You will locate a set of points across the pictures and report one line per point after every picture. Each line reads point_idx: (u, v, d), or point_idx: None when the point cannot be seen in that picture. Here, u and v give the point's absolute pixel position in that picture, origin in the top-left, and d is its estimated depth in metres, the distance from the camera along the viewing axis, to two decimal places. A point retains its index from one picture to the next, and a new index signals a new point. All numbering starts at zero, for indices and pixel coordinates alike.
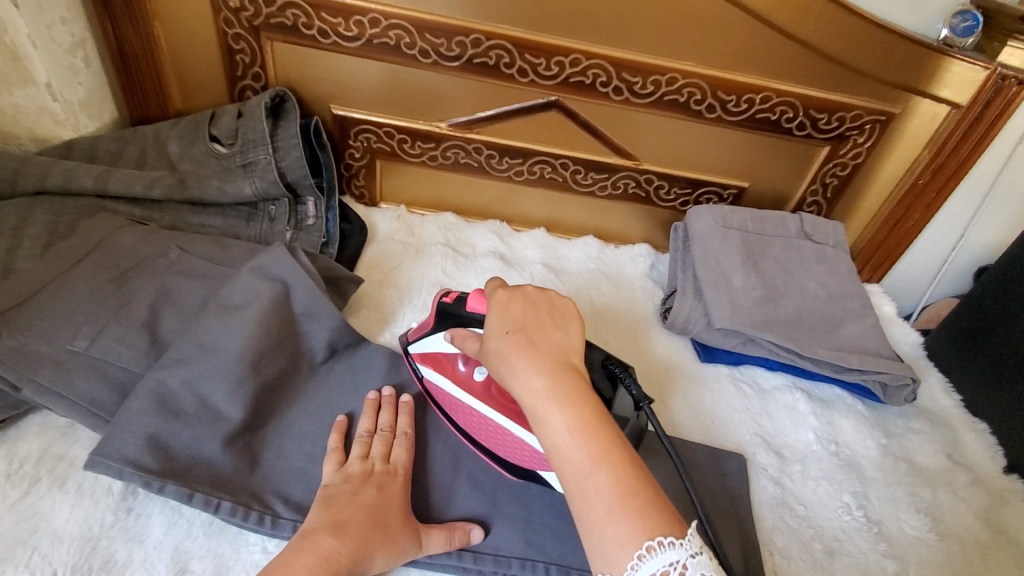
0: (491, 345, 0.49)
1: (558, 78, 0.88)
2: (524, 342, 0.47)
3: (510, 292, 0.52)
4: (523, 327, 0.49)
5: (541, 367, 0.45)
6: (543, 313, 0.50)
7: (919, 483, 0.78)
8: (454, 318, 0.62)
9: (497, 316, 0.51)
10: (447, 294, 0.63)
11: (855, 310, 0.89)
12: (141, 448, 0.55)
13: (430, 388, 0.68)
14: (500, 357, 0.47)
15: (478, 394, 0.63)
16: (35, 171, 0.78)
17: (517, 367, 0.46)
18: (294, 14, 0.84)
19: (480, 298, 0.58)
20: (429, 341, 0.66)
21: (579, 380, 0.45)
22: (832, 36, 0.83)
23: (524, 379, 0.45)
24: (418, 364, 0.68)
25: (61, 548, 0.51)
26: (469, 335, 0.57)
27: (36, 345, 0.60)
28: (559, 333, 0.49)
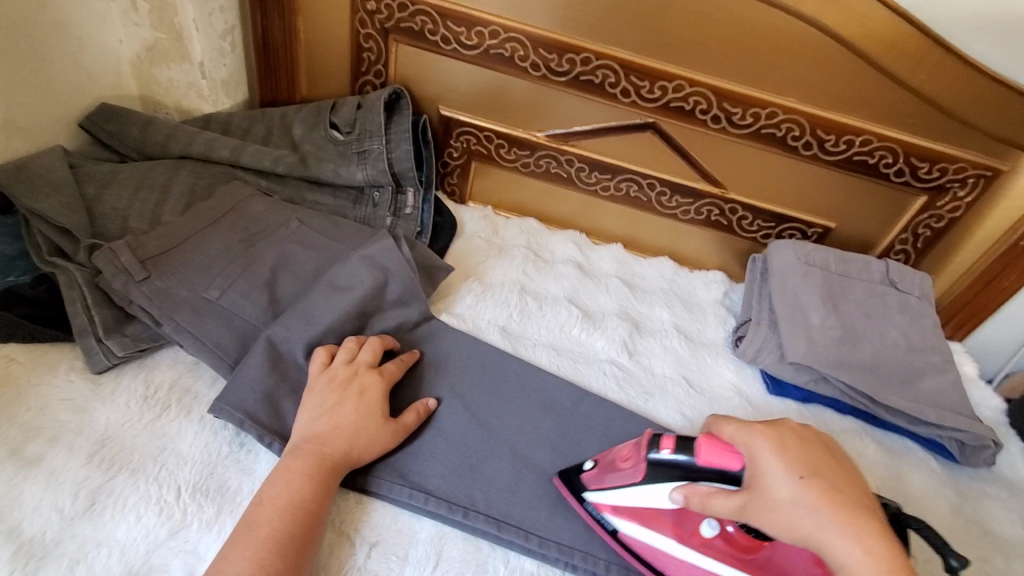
0: (776, 491, 0.50)
1: (659, 101, 0.91)
2: (830, 491, 0.50)
3: (779, 430, 0.54)
4: (816, 472, 0.51)
5: (872, 528, 0.48)
6: (818, 452, 0.53)
7: (990, 549, 0.75)
8: (678, 470, 0.56)
9: (777, 455, 0.51)
10: (660, 440, 0.58)
11: (935, 364, 0.87)
12: (258, 401, 0.62)
13: (628, 543, 0.61)
14: (807, 510, 0.49)
15: (706, 549, 0.59)
16: (185, 139, 0.89)
17: (837, 528, 0.48)
18: (422, 21, 0.92)
19: (715, 450, 0.53)
20: (635, 496, 0.59)
21: (893, 539, 0.48)
22: (943, 86, 0.84)
23: (852, 541, 0.47)
24: (607, 514, 0.62)
25: (184, 468, 0.59)
26: (717, 489, 0.53)
27: (179, 289, 0.68)
28: (842, 474, 0.53)
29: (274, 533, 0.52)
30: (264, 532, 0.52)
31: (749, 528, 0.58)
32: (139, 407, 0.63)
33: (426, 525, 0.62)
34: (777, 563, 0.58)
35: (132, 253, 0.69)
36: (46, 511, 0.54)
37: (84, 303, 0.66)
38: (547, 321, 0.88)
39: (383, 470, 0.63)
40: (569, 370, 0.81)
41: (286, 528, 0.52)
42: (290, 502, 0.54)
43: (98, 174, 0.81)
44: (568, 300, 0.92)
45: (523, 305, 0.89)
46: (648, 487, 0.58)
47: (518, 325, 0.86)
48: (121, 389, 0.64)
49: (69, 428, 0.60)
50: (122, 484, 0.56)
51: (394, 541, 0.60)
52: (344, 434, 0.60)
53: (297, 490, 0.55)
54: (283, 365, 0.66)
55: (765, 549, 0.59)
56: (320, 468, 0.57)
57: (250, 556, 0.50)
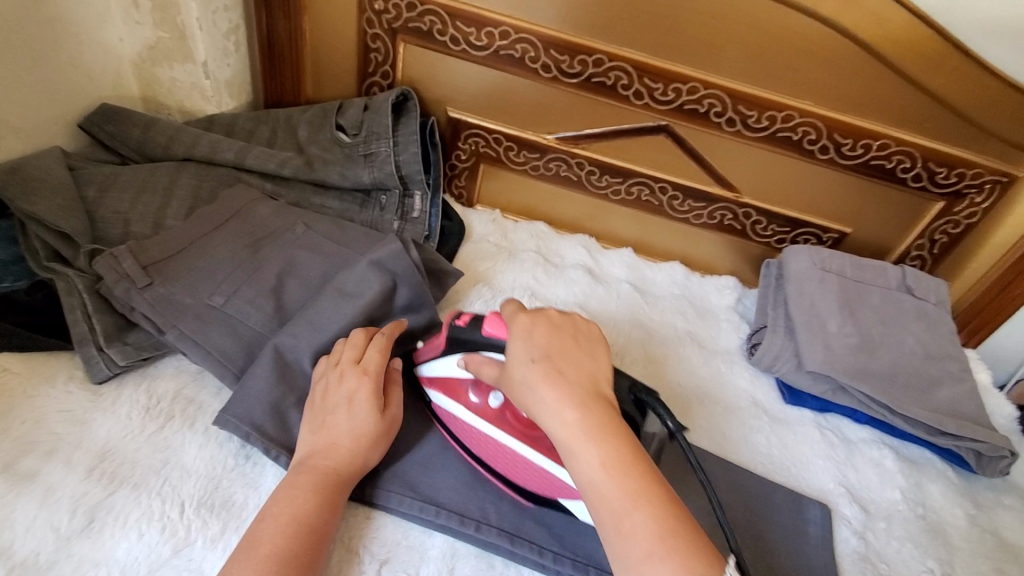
0: (517, 372, 0.55)
1: (673, 103, 0.90)
2: (552, 370, 0.53)
3: (533, 319, 0.58)
4: (549, 355, 0.55)
5: (574, 400, 0.52)
6: (566, 340, 0.57)
7: (1009, 560, 0.73)
8: (465, 342, 0.62)
9: (522, 342, 0.56)
10: (459, 316, 0.63)
11: (953, 373, 0.86)
12: (264, 413, 0.60)
13: (437, 411, 0.68)
14: (529, 386, 0.53)
15: (494, 419, 0.64)
16: (187, 140, 0.87)
17: (550, 401, 0.52)
18: (431, 21, 0.90)
19: (499, 324, 0.59)
20: (442, 366, 0.66)
21: (607, 411, 0.52)
22: (964, 90, 0.82)
23: (555, 412, 0.51)
24: (433, 394, 0.67)
25: (187, 483, 0.57)
26: (488, 360, 0.60)
27: (182, 296, 0.66)
28: (579, 356, 0.56)
29: (279, 551, 0.49)
30: (266, 551, 0.49)
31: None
32: (141, 418, 0.61)
33: (437, 541, 0.60)
34: None
35: (134, 258, 0.67)
36: (42, 529, 0.51)
37: (85, 311, 0.64)
38: None
39: (395, 485, 0.61)
40: None
41: (290, 547, 0.50)
42: (295, 519, 0.52)
43: (99, 177, 0.79)
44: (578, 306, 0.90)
45: None
46: (446, 358, 0.65)
47: None
48: (122, 400, 0.62)
49: (68, 441, 0.57)
50: (124, 500, 0.54)
51: (404, 559, 0.58)
52: (347, 446, 0.57)
53: (301, 507, 0.52)
54: (290, 374, 0.64)
55: None
56: (330, 486, 0.55)
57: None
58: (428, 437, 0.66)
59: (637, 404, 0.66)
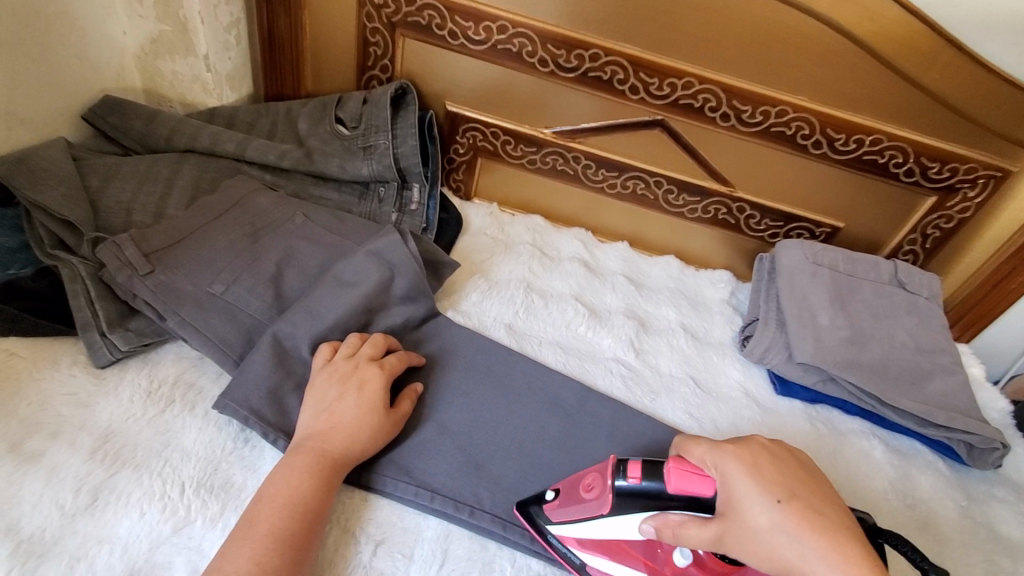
0: (756, 517, 0.48)
1: (668, 98, 0.91)
2: (806, 513, 0.48)
3: (749, 448, 0.52)
4: (793, 493, 0.49)
5: (830, 546, 0.46)
6: (789, 467, 0.52)
7: (998, 551, 0.74)
8: (646, 499, 0.53)
9: (748, 477, 0.50)
10: (629, 470, 0.54)
11: (943, 366, 0.87)
12: (262, 397, 0.62)
13: (597, 574, 0.60)
14: (782, 533, 0.47)
15: None
16: (188, 132, 0.88)
17: (812, 552, 0.46)
18: (430, 15, 0.91)
19: (684, 478, 0.51)
20: (593, 530, 0.57)
21: (870, 558, 0.46)
22: (955, 85, 0.83)
23: (832, 565, 0.45)
24: (575, 551, 0.59)
25: (188, 464, 0.58)
26: (688, 517, 0.52)
27: (183, 284, 0.68)
28: (811, 485, 0.51)
29: (277, 529, 0.51)
30: (264, 528, 0.51)
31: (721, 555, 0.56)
32: (143, 401, 0.62)
33: (430, 523, 0.61)
34: None
35: (136, 246, 0.68)
36: (46, 507, 0.53)
37: (88, 296, 0.66)
38: (553, 319, 0.87)
39: (389, 467, 0.63)
40: (575, 368, 0.81)
41: (285, 526, 0.51)
42: (290, 500, 0.53)
43: (102, 167, 0.81)
44: (574, 298, 0.91)
45: (530, 303, 0.88)
46: (615, 519, 0.55)
47: (524, 323, 0.85)
48: (125, 384, 0.63)
49: (71, 423, 0.59)
50: (126, 480, 0.56)
51: (399, 540, 0.59)
52: (344, 431, 0.59)
53: (297, 487, 0.54)
54: (288, 360, 0.65)
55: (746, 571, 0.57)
56: (324, 468, 0.56)
57: (248, 554, 0.49)
58: (422, 423, 0.68)
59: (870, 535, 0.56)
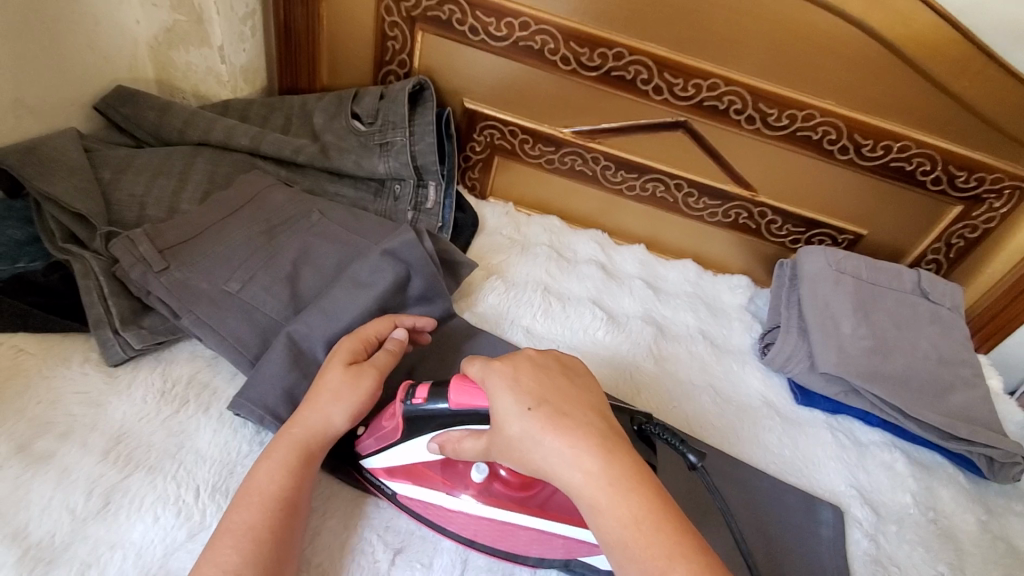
0: (512, 428, 0.49)
1: (692, 100, 0.89)
2: (555, 416, 0.49)
3: (513, 363, 0.53)
4: (545, 400, 0.50)
5: (597, 447, 0.48)
6: (556, 377, 0.53)
7: (1021, 567, 0.73)
8: (435, 419, 0.56)
9: (511, 390, 0.51)
10: (413, 392, 0.57)
11: (967, 378, 0.85)
12: (279, 399, 0.60)
13: (407, 503, 0.60)
14: (533, 438, 0.48)
15: (479, 495, 0.58)
16: (203, 125, 0.87)
17: (564, 453, 0.47)
18: (451, 10, 0.89)
19: (464, 392, 0.54)
20: (405, 451, 0.58)
21: (634, 463, 0.48)
22: (988, 92, 0.81)
23: (573, 463, 0.47)
24: (385, 480, 0.60)
25: (202, 467, 0.56)
26: (468, 432, 0.54)
27: (198, 281, 0.66)
28: (577, 395, 0.52)
29: (249, 522, 0.49)
30: (235, 521, 0.49)
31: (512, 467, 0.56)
32: (156, 402, 0.60)
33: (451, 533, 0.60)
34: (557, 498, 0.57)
35: (150, 242, 0.66)
36: (57, 510, 0.51)
37: (101, 293, 0.64)
38: (570, 323, 0.85)
39: None
40: None
41: (267, 521, 0.50)
42: (270, 494, 0.51)
43: (115, 160, 0.79)
44: (591, 301, 0.89)
45: (547, 305, 0.86)
46: (411, 443, 0.58)
47: (541, 326, 0.84)
48: (137, 383, 0.62)
49: (83, 423, 0.57)
50: (139, 484, 0.54)
51: (418, 550, 0.58)
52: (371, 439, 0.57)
53: (275, 479, 0.52)
54: (305, 361, 0.64)
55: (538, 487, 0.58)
56: (298, 456, 0.54)
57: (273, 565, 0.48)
58: None
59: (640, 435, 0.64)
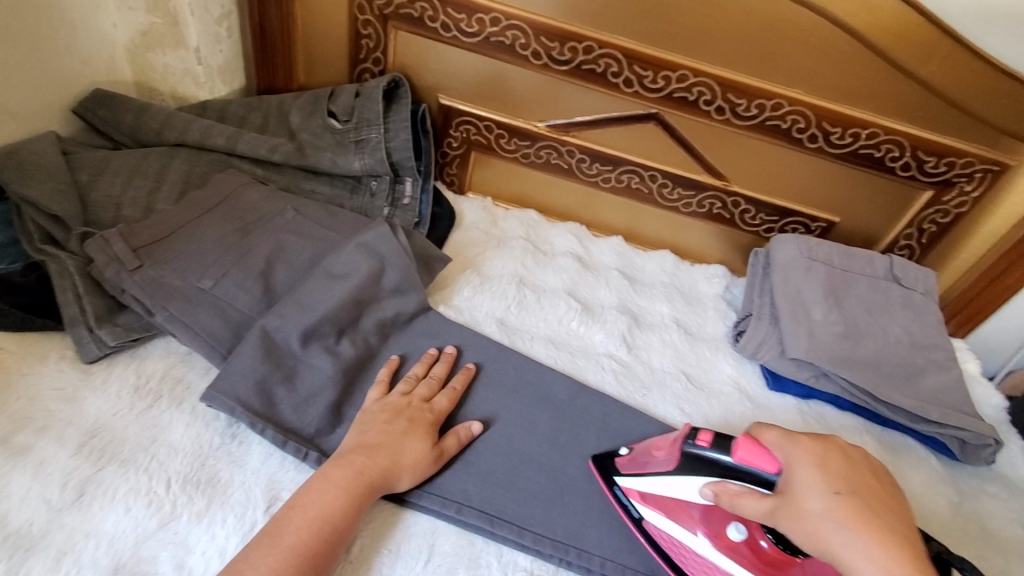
0: (810, 504, 0.49)
1: (662, 91, 0.90)
2: (861, 511, 0.48)
3: (822, 444, 0.52)
4: (854, 491, 0.49)
5: (890, 552, 0.46)
6: (861, 473, 0.51)
7: (989, 548, 0.74)
8: (711, 465, 0.56)
9: (816, 470, 0.50)
10: (697, 434, 0.57)
11: (937, 361, 0.86)
12: (250, 390, 0.61)
13: (648, 531, 0.62)
14: (831, 522, 0.47)
15: (728, 551, 0.58)
16: (179, 126, 0.88)
17: (866, 548, 0.46)
18: (422, 7, 0.90)
19: (752, 451, 0.53)
20: (667, 486, 0.60)
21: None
22: (952, 77, 0.82)
23: (875, 560, 0.45)
24: (636, 502, 0.62)
25: (174, 459, 0.58)
26: (747, 489, 0.53)
27: (172, 278, 0.68)
28: (885, 498, 0.50)
29: (299, 541, 0.51)
30: (289, 540, 0.51)
31: (781, 541, 0.57)
32: (130, 396, 0.62)
33: (420, 520, 0.61)
34: None
35: (124, 241, 0.68)
36: (33, 501, 0.53)
37: (76, 292, 0.65)
38: (545, 316, 0.86)
39: None
40: (567, 364, 0.81)
41: (311, 542, 0.51)
42: (321, 515, 0.53)
43: (92, 161, 0.80)
44: (567, 293, 0.91)
45: (522, 298, 0.88)
46: (679, 477, 0.58)
47: (517, 318, 0.85)
48: (112, 379, 0.63)
49: (59, 418, 0.59)
50: (112, 475, 0.56)
51: (389, 536, 0.59)
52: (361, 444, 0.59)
53: (330, 502, 0.54)
54: (277, 354, 0.65)
55: (796, 567, 0.57)
56: (363, 486, 0.56)
57: (272, 563, 0.49)
58: None
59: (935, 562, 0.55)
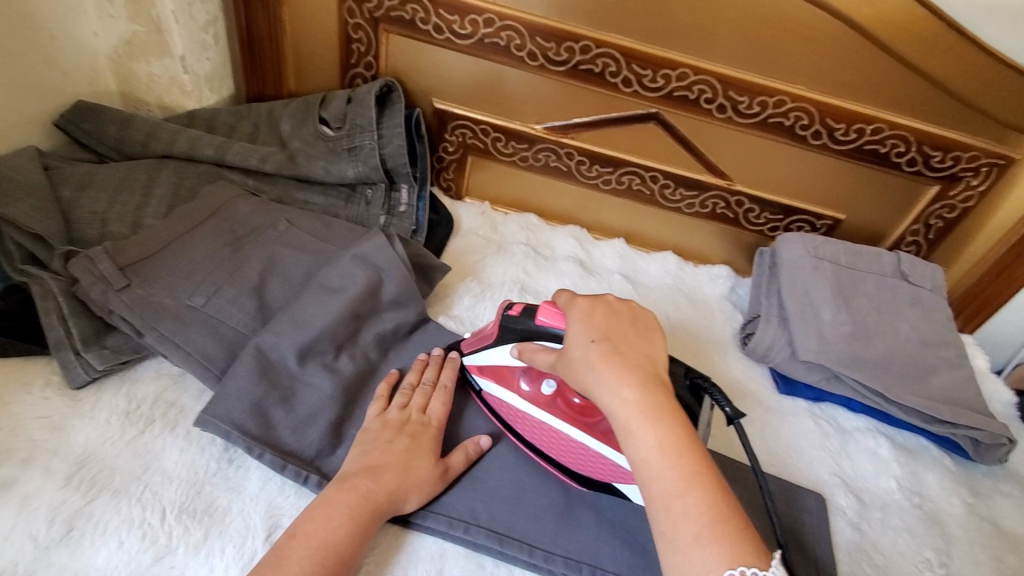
0: (573, 352, 0.53)
1: (662, 90, 0.88)
2: (612, 351, 0.52)
3: (590, 302, 0.57)
4: (609, 337, 0.53)
5: (632, 380, 0.50)
6: (622, 321, 0.55)
7: (1008, 549, 0.72)
8: (517, 330, 0.61)
9: (581, 323, 0.54)
10: (512, 306, 0.63)
11: (949, 359, 0.85)
12: (245, 413, 0.59)
13: (488, 399, 0.68)
14: (586, 365, 0.51)
15: (545, 406, 0.65)
16: (166, 137, 0.85)
17: (612, 379, 0.50)
18: (414, 9, 0.88)
19: (555, 315, 0.58)
20: (491, 356, 0.66)
21: (672, 402, 0.49)
22: (958, 70, 0.80)
23: (612, 391, 0.49)
24: (476, 375, 0.69)
25: (168, 488, 0.56)
26: (541, 348, 0.59)
27: (162, 297, 0.65)
28: (649, 346, 0.54)
29: (302, 572, 0.48)
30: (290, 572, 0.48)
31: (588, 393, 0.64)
32: (120, 423, 0.59)
33: (427, 543, 0.59)
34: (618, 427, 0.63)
35: (111, 260, 0.65)
36: (19, 538, 0.50)
37: (61, 315, 0.63)
38: None
39: None
40: None
41: (314, 571, 0.48)
42: (324, 543, 0.50)
43: (76, 177, 0.77)
44: None
45: (523, 304, 0.86)
46: (497, 348, 0.64)
47: None
48: (101, 404, 0.61)
49: (47, 448, 0.56)
50: (104, 507, 0.53)
51: (396, 563, 0.57)
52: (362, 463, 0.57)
53: (334, 529, 0.51)
54: (273, 373, 0.63)
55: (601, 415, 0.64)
56: (368, 511, 0.53)
57: None
58: None
59: (694, 391, 0.57)
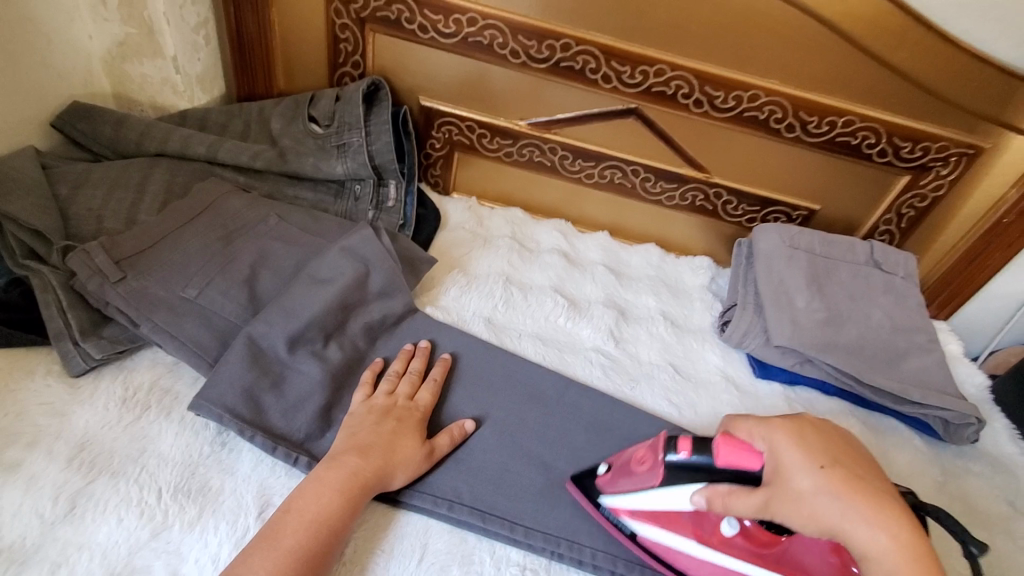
0: (799, 483, 0.48)
1: (640, 86, 0.90)
2: (851, 479, 0.48)
3: (796, 422, 0.52)
4: (836, 462, 0.49)
5: (879, 514, 0.46)
6: (835, 442, 0.51)
7: (973, 524, 0.76)
8: (699, 472, 0.53)
9: (796, 447, 0.50)
10: (677, 442, 0.55)
11: (920, 344, 0.88)
12: (237, 398, 0.62)
13: (644, 543, 0.61)
14: (823, 497, 0.47)
15: (725, 548, 0.58)
16: (158, 136, 0.88)
17: (865, 515, 0.46)
18: (399, 9, 0.90)
19: (734, 451, 0.51)
20: (648, 500, 0.58)
21: (921, 531, 0.46)
22: (924, 63, 0.83)
23: (878, 530, 0.45)
24: (625, 518, 0.61)
25: (164, 470, 0.58)
26: (736, 489, 0.51)
27: (156, 289, 0.68)
28: (863, 465, 0.51)
29: (295, 545, 0.51)
30: (284, 543, 0.51)
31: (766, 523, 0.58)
32: (118, 409, 0.62)
33: (412, 519, 0.62)
34: (792, 555, 0.57)
35: (106, 253, 0.68)
36: (24, 517, 0.53)
37: (60, 306, 0.65)
38: (532, 313, 0.87)
39: None
40: (555, 360, 0.81)
41: (307, 543, 0.51)
42: (314, 516, 0.53)
43: (72, 175, 0.80)
44: (554, 290, 0.91)
45: (509, 295, 0.88)
46: (667, 490, 0.56)
47: (504, 316, 0.86)
48: (99, 392, 0.63)
49: (48, 432, 0.59)
50: (103, 488, 0.56)
51: (383, 537, 0.60)
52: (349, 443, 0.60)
53: (323, 504, 0.54)
54: (264, 361, 0.65)
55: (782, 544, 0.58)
56: (356, 487, 0.56)
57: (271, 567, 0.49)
58: None
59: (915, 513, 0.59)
